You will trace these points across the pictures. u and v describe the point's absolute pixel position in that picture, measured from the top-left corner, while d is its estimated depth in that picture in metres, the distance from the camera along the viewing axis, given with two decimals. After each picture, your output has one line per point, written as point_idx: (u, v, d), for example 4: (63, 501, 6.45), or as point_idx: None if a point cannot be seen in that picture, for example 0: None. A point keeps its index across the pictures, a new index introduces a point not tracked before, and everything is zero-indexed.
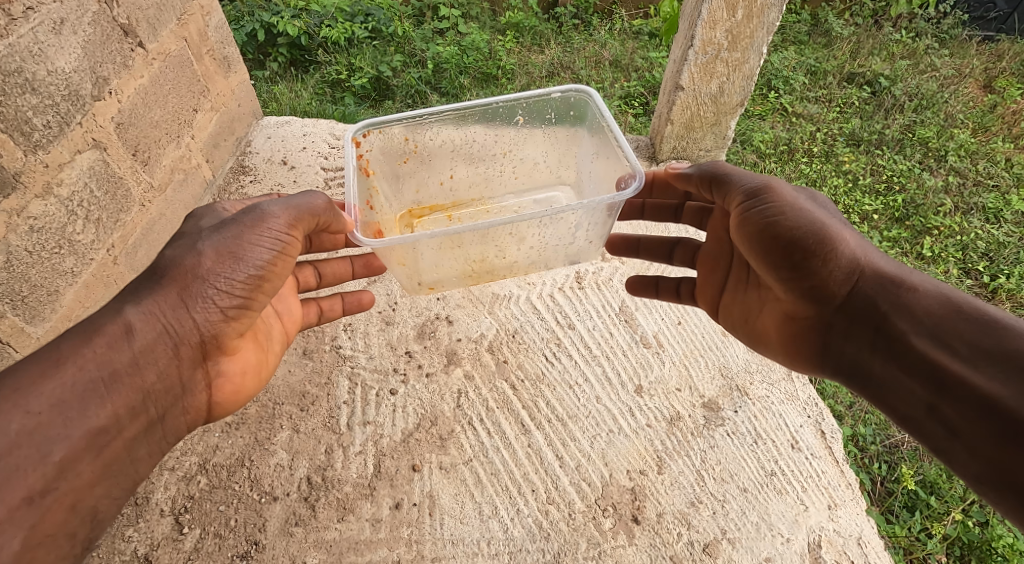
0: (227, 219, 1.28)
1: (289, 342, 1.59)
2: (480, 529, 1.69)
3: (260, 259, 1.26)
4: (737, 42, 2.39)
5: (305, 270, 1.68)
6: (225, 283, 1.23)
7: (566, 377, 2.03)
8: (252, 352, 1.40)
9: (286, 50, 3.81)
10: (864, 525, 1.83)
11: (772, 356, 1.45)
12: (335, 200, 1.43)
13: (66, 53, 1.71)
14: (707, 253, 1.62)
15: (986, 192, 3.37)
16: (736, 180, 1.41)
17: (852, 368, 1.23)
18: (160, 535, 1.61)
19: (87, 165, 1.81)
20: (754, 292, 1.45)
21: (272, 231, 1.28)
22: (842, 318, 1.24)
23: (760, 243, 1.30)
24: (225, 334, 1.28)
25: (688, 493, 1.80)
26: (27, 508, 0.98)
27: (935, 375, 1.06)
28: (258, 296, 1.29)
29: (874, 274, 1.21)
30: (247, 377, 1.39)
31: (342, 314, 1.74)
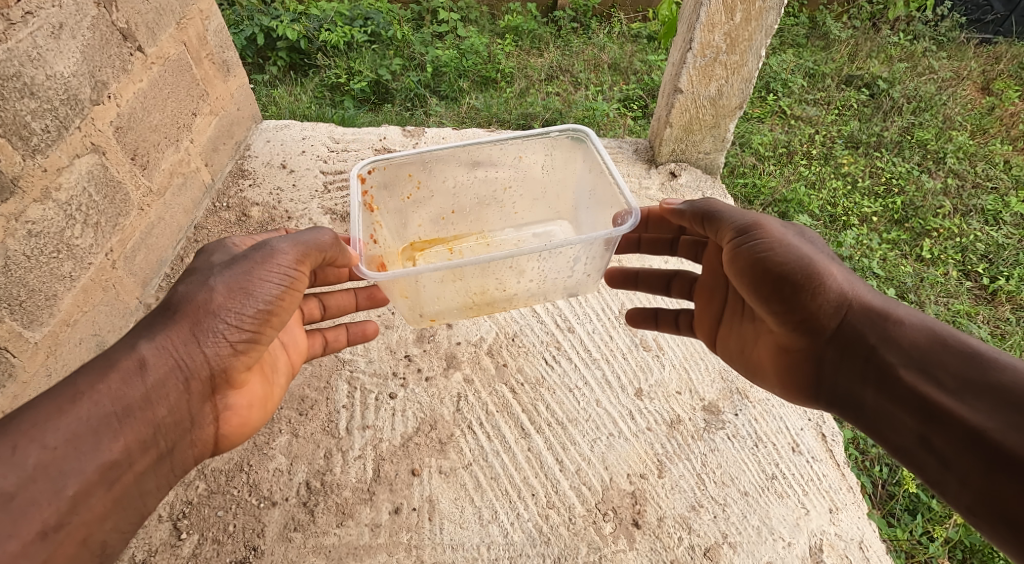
0: (236, 255, 1.25)
1: (294, 372, 1.54)
2: (480, 534, 1.69)
3: (269, 294, 1.23)
4: (735, 45, 2.39)
5: (310, 302, 1.62)
6: (235, 318, 1.19)
7: (566, 381, 2.03)
8: (259, 385, 1.36)
9: (285, 53, 3.82)
10: (865, 529, 1.82)
11: (770, 387, 1.43)
12: (341, 235, 1.39)
13: (66, 57, 1.71)
14: (703, 283, 1.61)
15: (985, 194, 3.37)
16: (724, 214, 1.40)
17: (847, 400, 1.22)
18: (158, 540, 1.61)
19: (86, 169, 1.81)
20: (750, 323, 1.44)
21: (280, 267, 1.24)
22: (834, 351, 1.22)
23: (750, 278, 1.28)
24: (234, 367, 1.23)
25: (689, 497, 1.80)
26: (41, 542, 0.95)
27: (925, 410, 1.04)
28: (267, 330, 1.25)
29: (862, 308, 1.20)
30: (255, 408, 1.34)
31: (346, 344, 1.69)
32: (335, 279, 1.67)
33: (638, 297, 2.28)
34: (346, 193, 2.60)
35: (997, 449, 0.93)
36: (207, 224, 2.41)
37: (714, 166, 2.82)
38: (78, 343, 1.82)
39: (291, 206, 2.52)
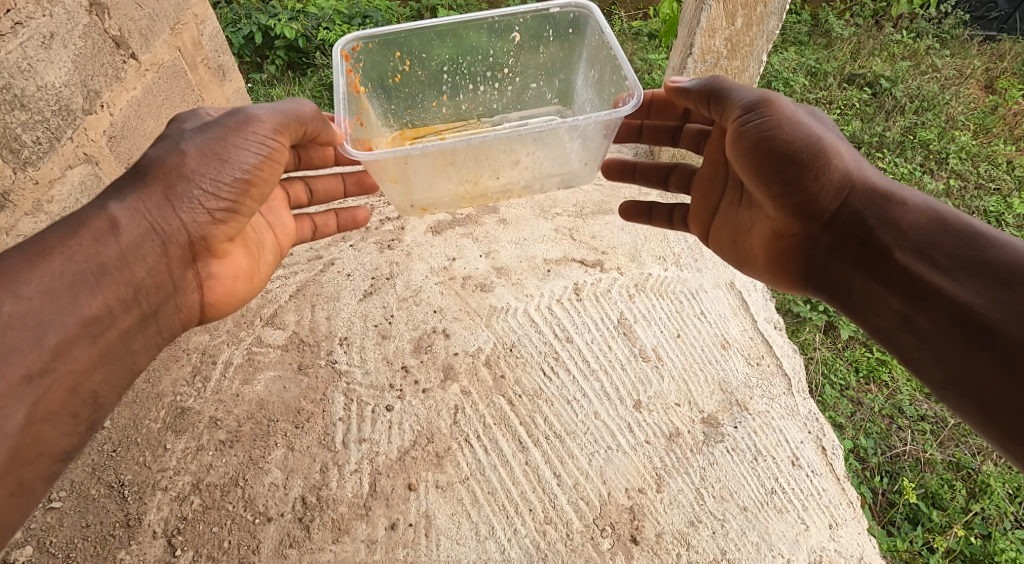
0: (211, 121, 1.31)
1: (282, 253, 1.65)
2: (476, 550, 1.68)
3: (246, 163, 1.28)
4: (736, 50, 2.36)
5: (295, 184, 1.71)
6: (211, 185, 1.25)
7: (564, 393, 2.01)
8: (243, 258, 1.45)
9: (283, 52, 3.78)
10: (865, 545, 1.81)
11: (758, 274, 1.53)
12: (322, 109, 1.44)
13: (57, 67, 1.68)
14: (703, 176, 1.65)
15: (987, 196, 3.34)
16: (735, 94, 1.40)
17: (840, 280, 1.32)
18: (152, 557, 1.60)
19: (79, 180, 1.79)
20: (747, 212, 1.50)
21: (258, 135, 1.30)
22: (833, 232, 1.30)
23: (754, 161, 1.31)
24: (213, 236, 1.31)
25: (688, 513, 1.78)
26: (27, 386, 1.02)
27: (917, 287, 1.15)
28: (246, 202, 1.33)
29: (864, 190, 1.27)
30: (240, 281, 1.44)
31: (336, 231, 1.79)
32: (319, 163, 1.77)
33: (637, 307, 2.27)
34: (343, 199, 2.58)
35: (981, 323, 1.04)
36: None
37: None
38: None
39: None
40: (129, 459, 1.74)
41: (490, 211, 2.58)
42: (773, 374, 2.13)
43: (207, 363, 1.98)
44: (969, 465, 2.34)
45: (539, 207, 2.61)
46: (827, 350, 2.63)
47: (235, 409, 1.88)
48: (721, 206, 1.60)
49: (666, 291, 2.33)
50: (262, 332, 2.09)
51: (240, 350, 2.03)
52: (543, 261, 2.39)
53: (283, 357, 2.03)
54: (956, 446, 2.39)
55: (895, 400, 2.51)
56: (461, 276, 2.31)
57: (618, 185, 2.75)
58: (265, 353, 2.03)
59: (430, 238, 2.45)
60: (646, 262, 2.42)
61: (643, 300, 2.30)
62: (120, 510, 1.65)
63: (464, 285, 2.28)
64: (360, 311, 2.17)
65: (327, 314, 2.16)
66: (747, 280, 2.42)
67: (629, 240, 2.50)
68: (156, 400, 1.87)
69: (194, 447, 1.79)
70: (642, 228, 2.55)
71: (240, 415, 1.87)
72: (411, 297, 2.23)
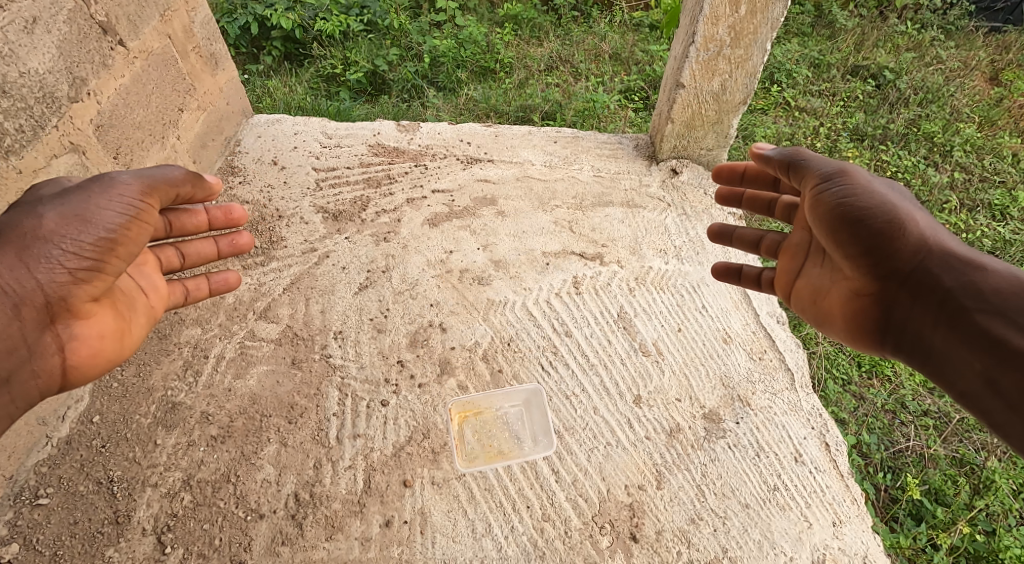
0: (74, 187, 1.28)
1: (156, 319, 1.51)
2: (472, 548, 1.65)
3: (111, 222, 1.27)
4: (740, 38, 2.31)
5: (166, 250, 1.62)
6: (72, 244, 1.22)
7: (562, 387, 1.98)
8: (112, 318, 1.35)
9: (280, 43, 3.72)
10: (870, 543, 1.77)
11: (836, 336, 1.36)
12: (193, 172, 1.46)
13: (40, 53, 1.64)
14: (792, 240, 1.52)
15: (992, 189, 3.28)
16: (815, 164, 1.40)
17: (920, 338, 1.18)
18: (142, 555, 1.56)
19: (64, 169, 1.75)
20: (829, 275, 1.38)
21: (123, 197, 1.29)
22: (908, 287, 1.19)
23: (833, 221, 1.29)
24: (74, 298, 1.25)
25: (688, 510, 1.75)
26: None
27: (994, 349, 1.03)
28: (111, 261, 1.28)
29: (945, 255, 1.17)
30: (108, 339, 1.33)
31: (209, 294, 1.72)
32: (193, 230, 1.63)
33: (637, 301, 2.23)
34: (338, 190, 2.54)
35: None
36: None
37: (716, 162, 2.75)
38: None
39: (282, 204, 2.46)
40: (119, 455, 1.71)
41: (488, 203, 2.54)
42: (776, 368, 2.09)
43: (199, 357, 1.95)
44: (974, 460, 2.29)
45: (538, 199, 2.57)
46: (829, 344, 2.59)
47: (227, 404, 1.85)
48: (804, 267, 1.47)
49: (667, 285, 2.30)
50: (255, 326, 2.06)
51: (232, 344, 2.00)
52: (542, 254, 2.35)
53: (277, 351, 1.99)
54: (960, 441, 2.35)
55: (898, 396, 2.46)
56: (458, 269, 2.27)
57: (618, 177, 2.70)
58: (258, 347, 2.00)
59: (427, 230, 2.41)
60: (647, 255, 2.38)
61: (643, 293, 2.26)
62: (109, 506, 1.63)
63: (461, 278, 2.24)
64: (355, 305, 2.13)
65: (321, 307, 2.12)
66: None
67: (629, 233, 2.46)
68: (146, 395, 1.84)
69: (185, 443, 1.76)
70: (643, 221, 2.51)
71: (232, 410, 1.84)
72: (407, 291, 2.19)
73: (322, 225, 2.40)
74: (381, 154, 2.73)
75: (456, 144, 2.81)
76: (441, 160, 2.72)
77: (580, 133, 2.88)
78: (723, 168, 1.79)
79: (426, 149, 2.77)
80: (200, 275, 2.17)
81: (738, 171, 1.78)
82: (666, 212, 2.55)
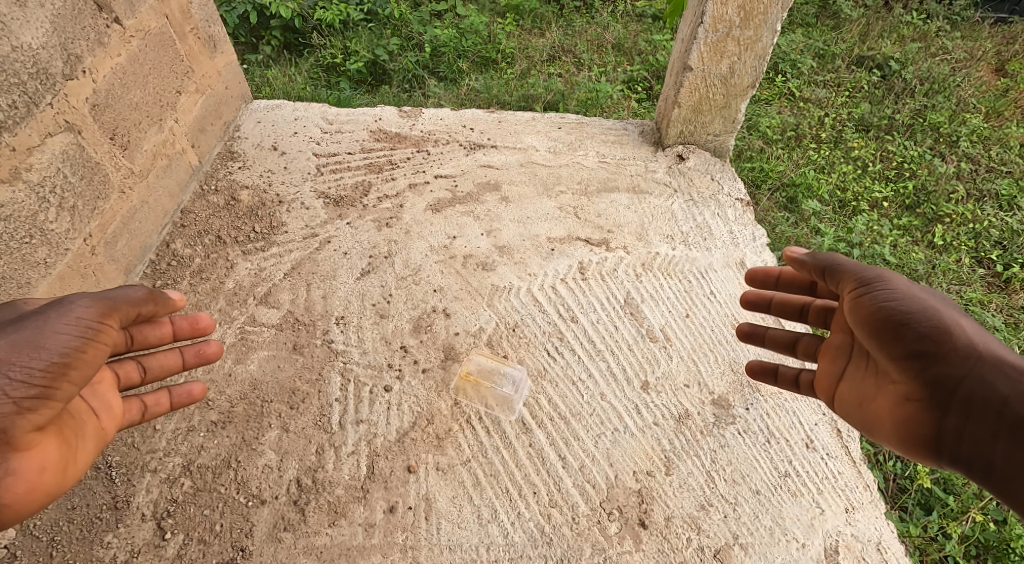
0: (21, 317, 1.09)
1: (106, 443, 1.27)
2: (478, 534, 1.61)
3: (66, 345, 1.08)
4: (749, 19, 2.27)
5: (125, 364, 1.42)
6: (21, 372, 1.01)
7: (568, 373, 1.95)
8: (56, 447, 1.11)
9: (279, 32, 3.67)
10: (884, 529, 1.74)
11: (888, 444, 1.17)
12: (154, 291, 1.31)
13: (33, 27, 1.61)
14: (830, 341, 1.34)
15: (1000, 178, 3.23)
16: (852, 266, 1.26)
17: (979, 455, 0.99)
18: (141, 541, 1.53)
19: (60, 148, 1.72)
20: (873, 377, 1.21)
21: (82, 319, 1.12)
22: (960, 398, 1.02)
23: (870, 325, 1.15)
24: (17, 431, 1.02)
25: (698, 496, 1.72)
26: None
27: None
28: (63, 385, 1.07)
29: (1003, 362, 1.01)
30: (49, 471, 1.08)
31: (170, 408, 1.50)
32: (156, 342, 1.46)
33: (645, 286, 2.20)
34: (339, 175, 2.50)
35: None
36: (194, 208, 2.30)
37: (724, 148, 2.70)
38: None
39: (282, 189, 2.42)
40: (117, 440, 1.68)
41: (492, 188, 2.50)
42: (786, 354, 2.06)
43: None
44: None
45: (542, 185, 2.53)
46: None
47: (227, 390, 1.82)
48: (848, 369, 1.29)
49: (674, 271, 2.26)
50: (256, 311, 2.03)
51: (232, 330, 1.97)
52: (546, 240, 2.31)
53: (277, 336, 1.96)
54: None
55: None
56: (462, 255, 2.23)
57: (624, 162, 2.66)
58: (258, 332, 1.97)
59: (429, 216, 2.37)
60: (654, 241, 2.35)
61: (650, 279, 2.22)
62: (107, 492, 1.59)
63: (465, 264, 2.21)
64: (357, 290, 2.10)
65: (323, 292, 2.09)
66: (758, 258, 2.34)
67: (635, 219, 2.42)
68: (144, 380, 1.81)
69: (185, 428, 1.73)
70: (649, 207, 2.47)
71: (233, 396, 1.81)
72: (410, 277, 2.15)
73: (323, 210, 2.36)
74: (383, 139, 2.69)
75: (459, 130, 2.78)
76: (443, 146, 2.68)
77: (584, 119, 2.85)
78: (756, 271, 1.57)
79: (429, 135, 2.73)
80: (199, 260, 2.15)
81: (772, 276, 1.55)
82: (673, 198, 2.51)
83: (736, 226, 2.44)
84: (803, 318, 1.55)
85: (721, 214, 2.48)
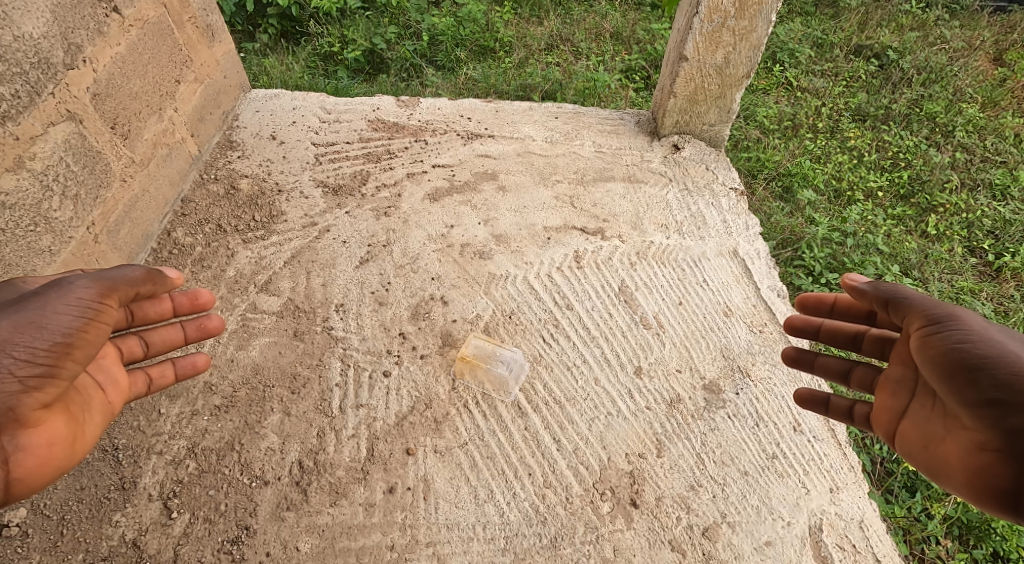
0: (23, 298, 1.12)
1: (115, 415, 1.33)
2: (475, 514, 1.66)
3: (68, 325, 1.11)
4: (745, 9, 2.29)
5: (129, 339, 1.46)
6: (25, 351, 1.04)
7: (564, 358, 1.99)
8: (64, 421, 1.15)
9: (276, 21, 3.66)
10: (867, 509, 1.79)
11: (956, 493, 1.06)
12: (153, 269, 1.33)
13: (34, 17, 1.63)
14: (888, 373, 1.27)
15: (993, 168, 3.25)
16: (923, 301, 1.18)
17: None
18: (149, 520, 1.58)
19: (62, 137, 1.75)
20: (942, 420, 1.11)
21: (82, 299, 1.15)
22: None
23: (942, 365, 1.06)
24: (24, 406, 1.05)
25: (688, 477, 1.77)
26: None
27: None
28: (68, 364, 1.11)
29: None
30: (58, 446, 1.12)
31: (175, 380, 1.55)
32: (157, 316, 1.51)
33: (639, 274, 2.24)
34: (338, 165, 2.53)
35: None
36: (194, 197, 2.33)
37: (719, 138, 2.73)
38: None
39: (281, 178, 2.45)
40: (123, 423, 1.73)
41: (489, 177, 2.54)
42: (776, 341, 2.11)
43: None
44: None
45: (539, 174, 2.56)
46: None
47: (229, 374, 1.87)
48: (911, 405, 1.20)
49: (668, 259, 2.30)
50: (257, 298, 2.07)
51: (234, 317, 2.01)
52: (543, 229, 2.35)
53: (278, 323, 2.00)
54: None
55: None
56: (460, 243, 2.27)
57: (620, 152, 2.69)
58: (259, 319, 2.01)
59: (427, 205, 2.40)
60: (649, 230, 2.38)
61: (645, 267, 2.26)
62: (114, 473, 1.64)
63: (463, 253, 2.24)
64: (356, 278, 2.14)
65: (322, 280, 2.13)
66: (751, 247, 2.38)
67: (630, 208, 2.45)
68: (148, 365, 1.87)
69: (189, 412, 1.77)
70: (644, 196, 2.50)
71: (235, 381, 1.85)
72: (408, 265, 2.19)
73: (322, 199, 2.39)
74: (381, 129, 2.72)
75: (457, 119, 2.80)
76: (441, 136, 2.71)
77: (581, 109, 2.88)
78: (809, 298, 1.52)
79: (426, 125, 2.76)
80: (200, 249, 2.18)
81: (826, 303, 1.50)
82: (668, 187, 2.55)
83: (730, 215, 2.48)
84: (857, 345, 1.46)
85: (715, 203, 2.52)
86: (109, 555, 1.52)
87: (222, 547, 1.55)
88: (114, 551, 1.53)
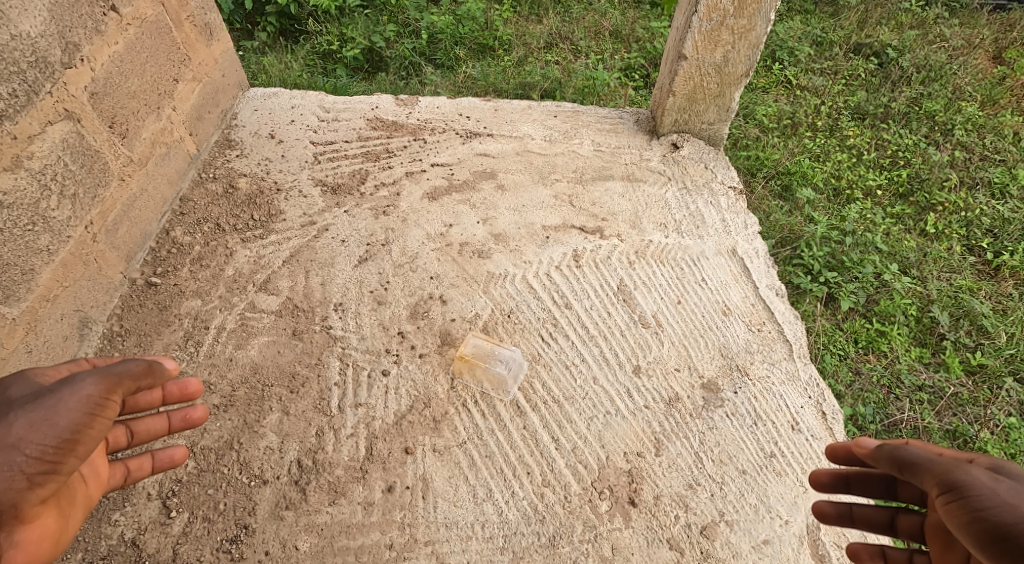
0: (35, 391, 1.09)
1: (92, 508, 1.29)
2: (474, 512, 1.67)
3: (78, 422, 1.09)
4: (743, 8, 2.29)
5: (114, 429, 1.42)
6: (36, 450, 1.03)
7: (563, 357, 2.00)
8: (54, 518, 1.13)
9: (275, 19, 3.65)
10: (864, 507, 1.80)
11: None
12: (159, 361, 1.28)
13: (32, 16, 1.63)
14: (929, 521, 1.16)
15: (992, 167, 3.24)
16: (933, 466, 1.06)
17: None
18: (148, 519, 1.58)
19: (60, 137, 1.75)
20: None
21: (91, 397, 1.11)
22: None
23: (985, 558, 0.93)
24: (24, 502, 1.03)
25: (686, 475, 1.78)
26: None
27: None
28: (71, 459, 1.09)
29: None
30: (46, 542, 1.10)
31: (152, 473, 1.49)
32: (145, 405, 1.47)
33: (638, 273, 2.24)
34: (337, 164, 2.53)
35: None
36: (193, 196, 2.33)
37: (718, 137, 2.73)
38: (59, 319, 1.79)
39: (279, 177, 2.45)
40: None
41: (488, 176, 2.53)
42: (775, 340, 2.11)
43: (199, 329, 1.97)
44: (966, 433, 2.28)
45: (538, 173, 2.56)
46: (827, 321, 2.60)
47: (228, 374, 1.87)
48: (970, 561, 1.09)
49: (667, 258, 2.30)
50: (256, 298, 2.07)
51: (232, 316, 2.01)
52: (542, 228, 2.35)
53: (277, 322, 2.00)
54: (954, 415, 2.33)
55: (894, 369, 2.44)
56: (458, 242, 2.27)
57: (619, 151, 2.69)
58: (258, 318, 2.01)
59: (426, 204, 2.40)
60: (648, 229, 2.38)
61: (643, 266, 2.27)
62: None
63: (462, 252, 2.24)
64: (355, 277, 2.14)
65: (321, 279, 2.13)
66: (749, 246, 2.38)
67: (629, 207, 2.45)
68: None
69: None
70: (643, 195, 2.50)
71: (234, 380, 1.85)
72: (407, 264, 2.19)
73: (321, 198, 2.39)
74: (379, 128, 2.72)
75: (456, 118, 2.80)
76: (440, 134, 2.71)
77: (580, 108, 2.88)
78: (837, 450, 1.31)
79: (425, 124, 2.76)
80: (199, 248, 2.18)
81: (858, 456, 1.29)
82: (667, 186, 2.55)
83: (729, 213, 2.48)
84: (893, 492, 1.32)
85: (714, 202, 2.52)
86: (108, 554, 1.52)
87: (221, 547, 1.55)
88: (113, 550, 1.53)
